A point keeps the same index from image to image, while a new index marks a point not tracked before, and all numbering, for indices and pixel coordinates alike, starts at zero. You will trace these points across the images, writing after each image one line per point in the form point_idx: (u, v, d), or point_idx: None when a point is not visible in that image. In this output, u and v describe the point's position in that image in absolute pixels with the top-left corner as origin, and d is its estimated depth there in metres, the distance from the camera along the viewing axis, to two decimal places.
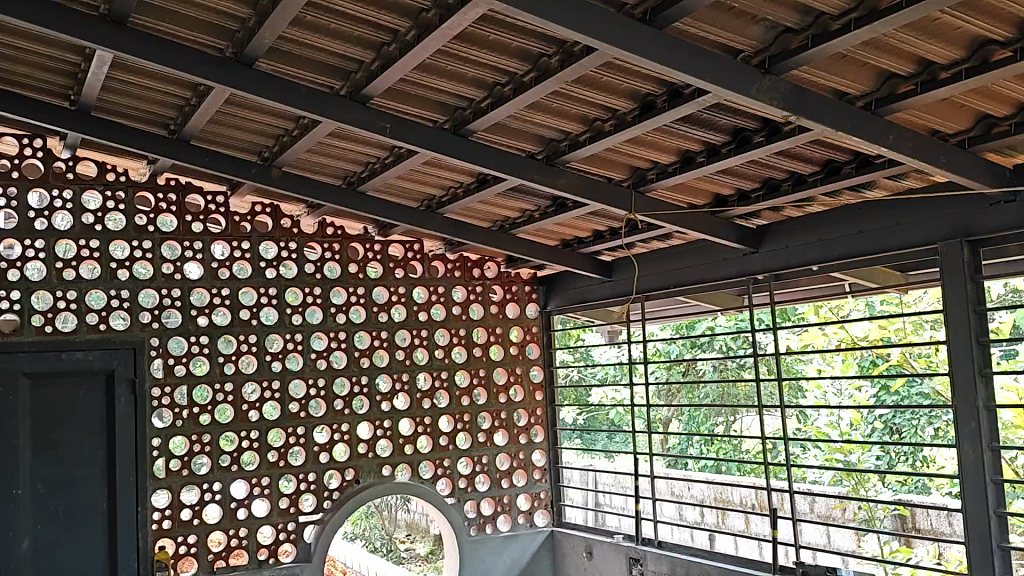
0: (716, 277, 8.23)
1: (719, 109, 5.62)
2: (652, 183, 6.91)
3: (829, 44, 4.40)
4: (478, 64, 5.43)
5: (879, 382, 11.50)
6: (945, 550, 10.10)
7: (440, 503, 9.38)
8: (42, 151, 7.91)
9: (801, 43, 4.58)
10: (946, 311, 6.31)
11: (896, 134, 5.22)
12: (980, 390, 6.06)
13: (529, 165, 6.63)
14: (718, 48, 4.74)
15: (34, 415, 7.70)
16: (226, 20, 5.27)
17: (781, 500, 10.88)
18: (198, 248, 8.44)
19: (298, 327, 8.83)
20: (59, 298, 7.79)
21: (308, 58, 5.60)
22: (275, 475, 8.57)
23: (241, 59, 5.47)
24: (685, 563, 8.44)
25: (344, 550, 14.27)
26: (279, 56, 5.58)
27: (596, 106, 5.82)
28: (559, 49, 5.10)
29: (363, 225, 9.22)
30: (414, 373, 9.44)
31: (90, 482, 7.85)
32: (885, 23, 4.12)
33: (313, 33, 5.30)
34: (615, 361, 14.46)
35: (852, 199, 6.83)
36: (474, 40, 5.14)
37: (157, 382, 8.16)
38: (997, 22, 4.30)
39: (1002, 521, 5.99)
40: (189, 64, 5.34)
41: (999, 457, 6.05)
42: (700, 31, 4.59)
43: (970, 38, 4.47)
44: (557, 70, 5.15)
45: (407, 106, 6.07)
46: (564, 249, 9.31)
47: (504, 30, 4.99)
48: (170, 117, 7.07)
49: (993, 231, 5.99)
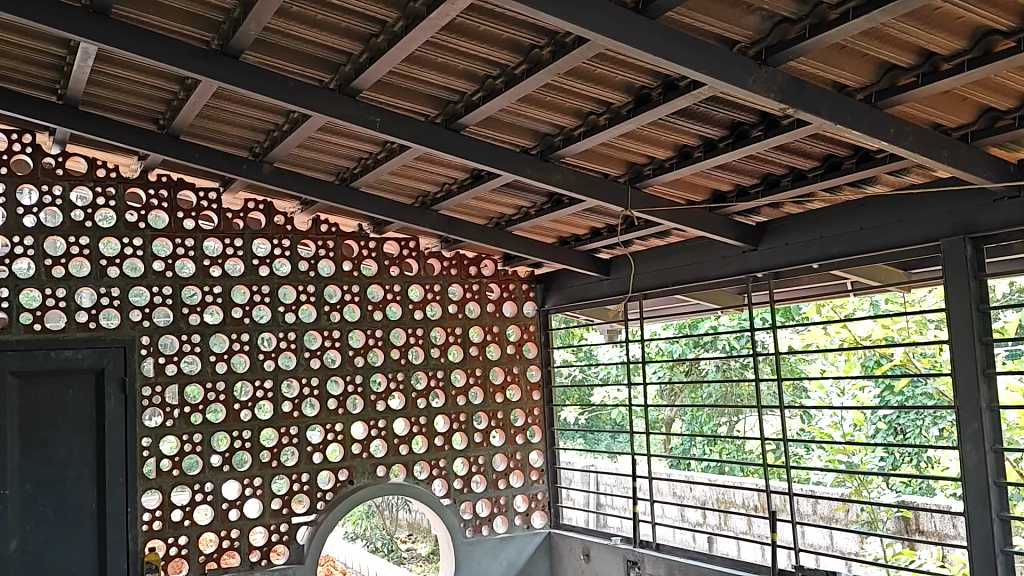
0: (715, 275, 8.56)
1: (714, 103, 5.89)
2: (648, 179, 7.23)
3: (826, 35, 4.65)
4: (470, 57, 5.74)
5: (884, 381, 11.84)
6: (951, 552, 10.43)
7: (435, 504, 9.66)
8: (31, 147, 8.09)
9: (799, 33, 4.84)
10: (950, 310, 6.59)
11: (896, 127, 5.51)
12: (983, 392, 6.34)
13: (522, 160, 6.99)
14: (713, 39, 5.01)
15: (22, 415, 7.91)
16: (209, 11, 5.54)
17: (784, 503, 11.19)
18: (189, 245, 8.68)
19: (292, 325, 9.10)
20: (48, 296, 8.03)
21: (297, 50, 5.88)
22: (267, 475, 8.83)
23: (227, 51, 5.75)
24: (683, 566, 8.71)
25: (340, 549, 14.55)
26: (267, 48, 5.86)
27: (591, 99, 6.10)
28: (550, 41, 5.34)
29: (357, 223, 9.56)
30: (408, 372, 9.73)
31: (79, 481, 8.06)
32: (885, 13, 4.37)
33: (300, 24, 5.57)
34: (618, 361, 14.79)
35: (853, 197, 7.15)
36: (463, 31, 5.42)
37: (147, 382, 8.39)
38: (1000, 12, 4.55)
39: (1005, 523, 6.26)
40: (177, 56, 5.64)
41: (1003, 459, 6.33)
42: (694, 22, 4.85)
43: (972, 29, 4.73)
44: (549, 61, 5.41)
45: (396, 99, 6.40)
46: (561, 247, 9.63)
47: (493, 21, 5.26)
48: (157, 111, 7.39)
49: (995, 227, 6.28)
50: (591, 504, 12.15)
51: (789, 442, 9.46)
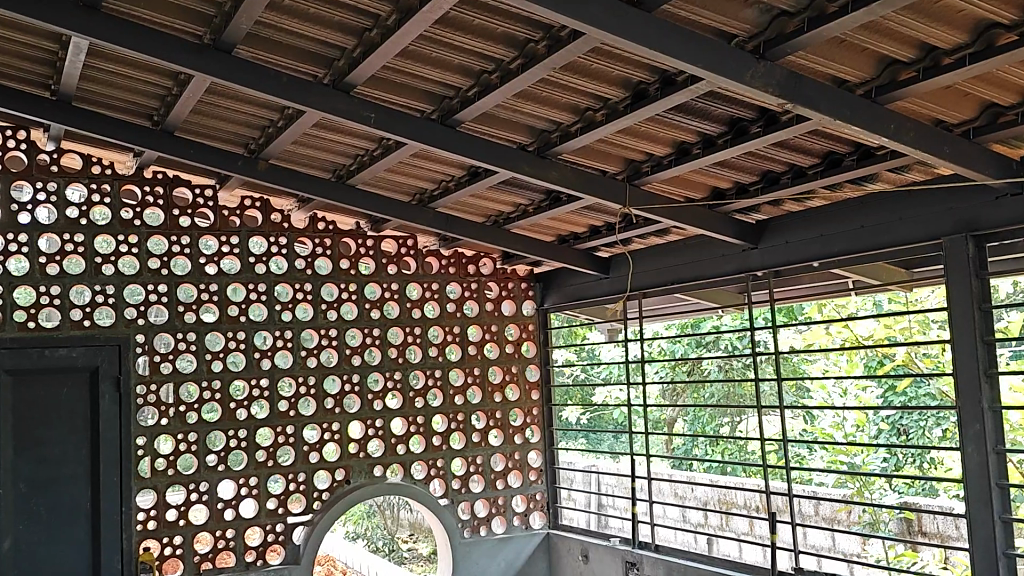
0: (715, 273, 8.42)
1: (714, 98, 5.72)
2: (646, 175, 7.08)
3: (825, 28, 4.44)
4: (465, 51, 5.56)
5: (886, 381, 11.71)
6: (952, 553, 10.30)
7: (434, 504, 9.47)
8: (25, 143, 7.92)
9: (797, 27, 4.63)
10: (951, 309, 6.41)
11: (896, 122, 5.31)
12: (985, 391, 6.15)
13: (519, 157, 6.81)
14: (711, 32, 4.81)
15: (17, 412, 7.73)
16: (202, 5, 5.40)
17: (785, 504, 11.06)
18: (185, 242, 8.53)
19: (288, 323, 8.95)
20: (43, 294, 7.85)
21: (289, 44, 5.75)
22: (263, 475, 8.67)
23: (219, 45, 5.62)
24: (682, 567, 8.56)
25: (339, 546, 14.42)
26: (258, 43, 5.73)
27: (586, 95, 5.94)
28: (546, 34, 5.20)
29: (355, 221, 9.38)
30: (406, 371, 9.59)
31: (74, 480, 7.88)
32: (884, 7, 4.14)
33: (291, 17, 5.43)
34: (617, 360, 14.65)
35: (854, 193, 7.00)
36: (457, 25, 5.25)
37: (142, 379, 8.22)
38: (1002, 5, 4.34)
39: (1007, 525, 6.06)
40: (168, 51, 5.49)
41: (1005, 460, 6.14)
42: (691, 14, 4.65)
43: (974, 22, 4.52)
44: (544, 56, 5.26)
45: (393, 95, 6.22)
46: (561, 246, 9.47)
47: (488, 14, 5.10)
48: (152, 107, 7.28)
49: (996, 225, 6.11)
50: (593, 505, 12.02)
51: (792, 444, 9.27)
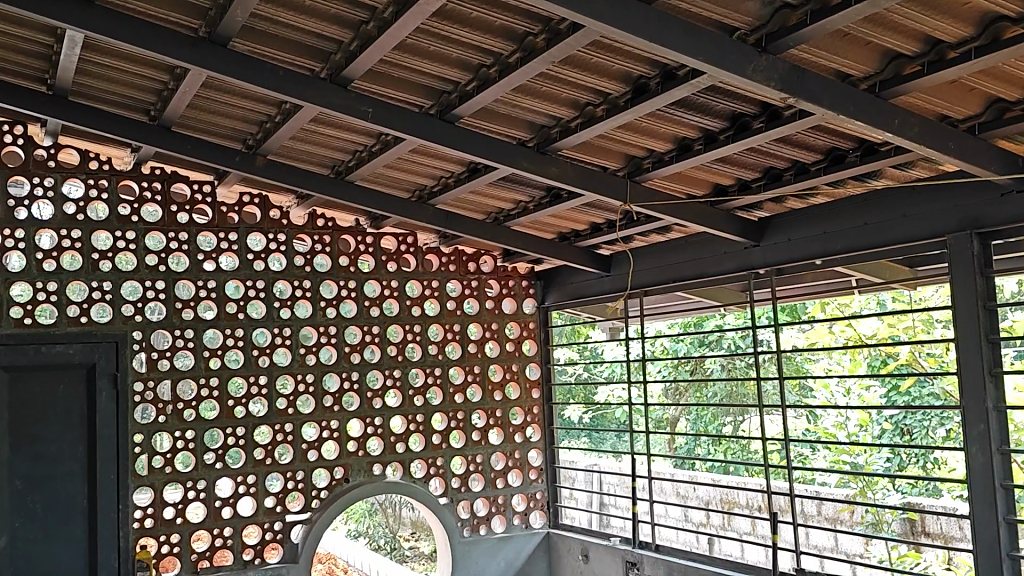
0: (717, 271, 8.30)
1: (716, 92, 5.62)
2: (647, 172, 6.97)
3: (829, 20, 4.31)
4: (462, 45, 5.45)
5: (890, 381, 11.56)
6: (957, 556, 10.16)
7: (433, 503, 9.36)
8: (22, 138, 7.86)
9: (800, 19, 4.51)
10: (956, 306, 6.26)
11: (901, 118, 5.17)
12: (990, 391, 6.00)
13: (518, 152, 6.69)
14: (712, 26, 4.69)
15: (14, 408, 7.69)
16: None
17: (788, 504, 10.93)
18: (184, 238, 8.45)
19: (287, 320, 8.83)
20: (39, 290, 7.76)
21: (286, 37, 5.63)
22: (261, 473, 8.57)
23: (215, 39, 5.51)
24: (682, 568, 8.44)
25: (340, 545, 14.35)
26: (255, 36, 5.62)
27: (585, 89, 5.84)
28: (545, 27, 5.09)
29: (354, 217, 9.25)
30: (406, 369, 9.47)
31: (71, 477, 7.83)
32: None
33: (285, 9, 5.31)
34: (620, 359, 14.54)
35: (857, 191, 6.87)
36: (454, 16, 5.14)
37: (139, 376, 8.14)
38: None
39: (1012, 527, 5.93)
40: (161, 44, 5.38)
41: (1010, 461, 6.01)
42: (692, 6, 4.53)
43: (981, 14, 4.38)
44: (543, 49, 5.15)
45: (389, 89, 6.11)
46: (561, 243, 9.35)
47: (487, 6, 5.00)
48: (150, 102, 7.18)
49: (1002, 223, 5.97)
50: (595, 505, 11.91)
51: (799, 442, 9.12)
